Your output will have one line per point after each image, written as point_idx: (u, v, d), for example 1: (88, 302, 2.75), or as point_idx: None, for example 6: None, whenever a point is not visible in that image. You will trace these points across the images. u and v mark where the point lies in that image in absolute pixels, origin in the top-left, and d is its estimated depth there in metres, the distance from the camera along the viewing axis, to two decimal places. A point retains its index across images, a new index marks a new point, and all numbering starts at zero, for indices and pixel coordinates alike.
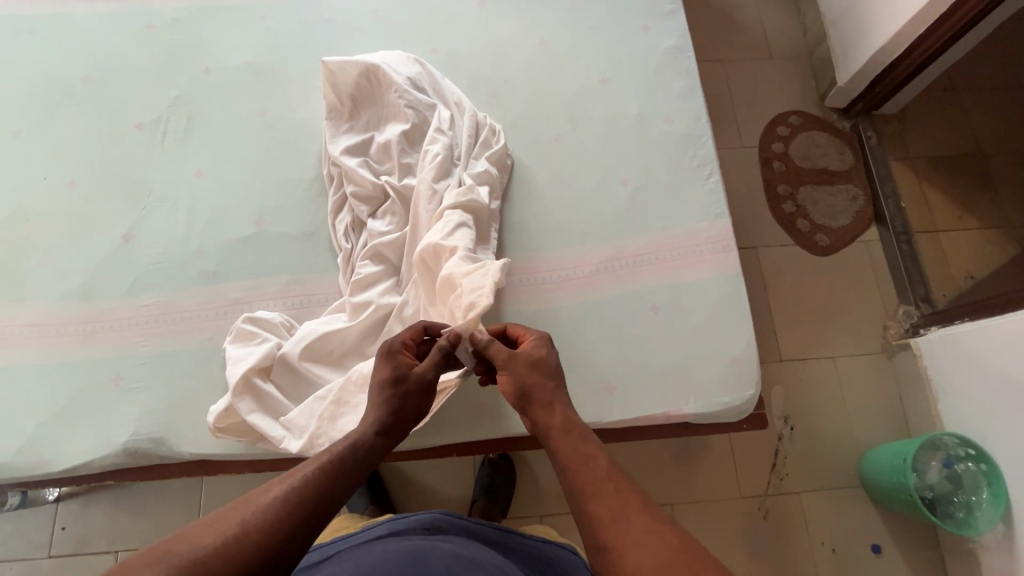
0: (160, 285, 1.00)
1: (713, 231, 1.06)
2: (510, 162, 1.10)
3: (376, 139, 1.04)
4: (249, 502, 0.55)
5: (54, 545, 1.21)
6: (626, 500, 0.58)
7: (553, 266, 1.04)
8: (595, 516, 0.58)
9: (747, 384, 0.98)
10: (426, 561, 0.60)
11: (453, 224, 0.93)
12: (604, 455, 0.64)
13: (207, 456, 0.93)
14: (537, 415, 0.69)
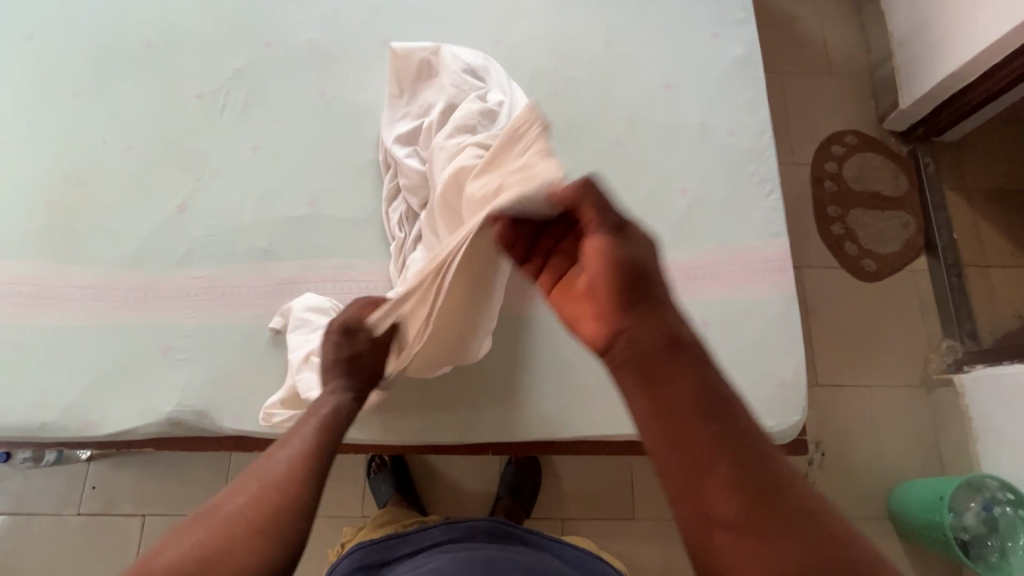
0: (212, 258, 1.00)
1: (771, 250, 1.04)
2: None
3: (425, 125, 0.99)
4: (223, 503, 0.57)
5: (84, 504, 1.23)
6: (745, 467, 0.51)
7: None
8: (704, 483, 0.51)
9: (794, 409, 0.96)
10: (498, 562, 0.68)
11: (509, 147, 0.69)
12: (724, 399, 0.55)
13: (248, 433, 0.93)
14: (647, 323, 0.57)
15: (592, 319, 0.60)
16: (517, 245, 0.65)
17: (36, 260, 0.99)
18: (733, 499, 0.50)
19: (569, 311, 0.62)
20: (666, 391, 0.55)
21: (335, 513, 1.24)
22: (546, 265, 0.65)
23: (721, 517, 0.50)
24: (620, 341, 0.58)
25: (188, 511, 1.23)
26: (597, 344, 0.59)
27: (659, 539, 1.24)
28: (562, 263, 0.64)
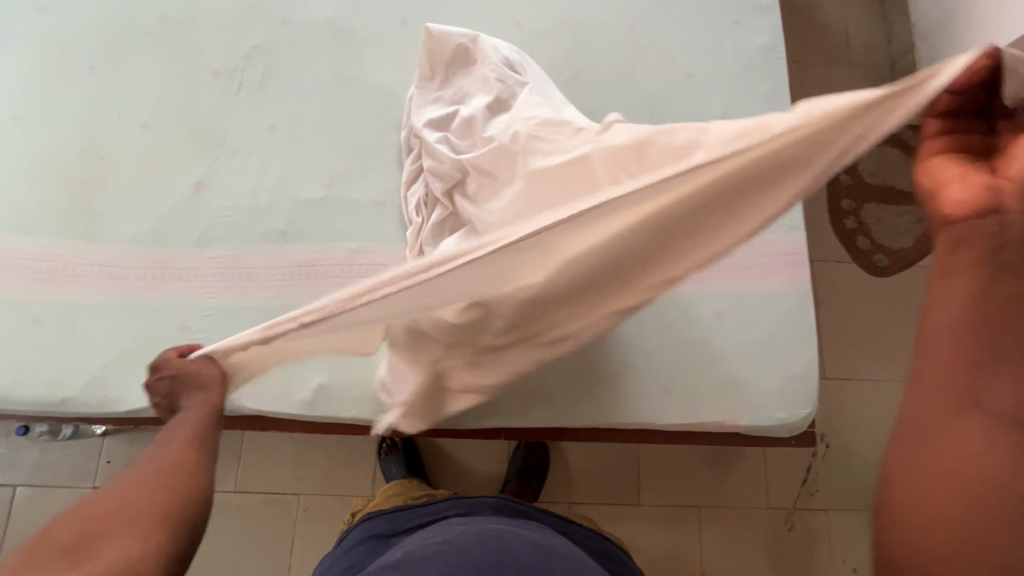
0: (228, 239, 1.00)
1: (788, 244, 1.04)
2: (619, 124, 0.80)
3: (461, 114, 0.97)
4: (94, 505, 0.53)
5: (99, 477, 1.25)
6: (1000, 391, 0.40)
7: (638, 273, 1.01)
8: (958, 384, 0.40)
9: (804, 402, 0.97)
10: (510, 542, 0.68)
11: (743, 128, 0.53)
12: None
13: (265, 412, 0.94)
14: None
15: (981, 183, 0.44)
16: (930, 102, 0.47)
17: (53, 236, 0.99)
18: (1020, 399, 0.40)
19: (936, 172, 0.46)
20: (1017, 282, 0.41)
21: (346, 492, 1.26)
22: (931, 120, 0.47)
23: (998, 418, 0.39)
24: (1012, 219, 0.42)
25: None
26: (970, 205, 0.43)
27: (663, 524, 1.27)
28: (978, 133, 0.46)
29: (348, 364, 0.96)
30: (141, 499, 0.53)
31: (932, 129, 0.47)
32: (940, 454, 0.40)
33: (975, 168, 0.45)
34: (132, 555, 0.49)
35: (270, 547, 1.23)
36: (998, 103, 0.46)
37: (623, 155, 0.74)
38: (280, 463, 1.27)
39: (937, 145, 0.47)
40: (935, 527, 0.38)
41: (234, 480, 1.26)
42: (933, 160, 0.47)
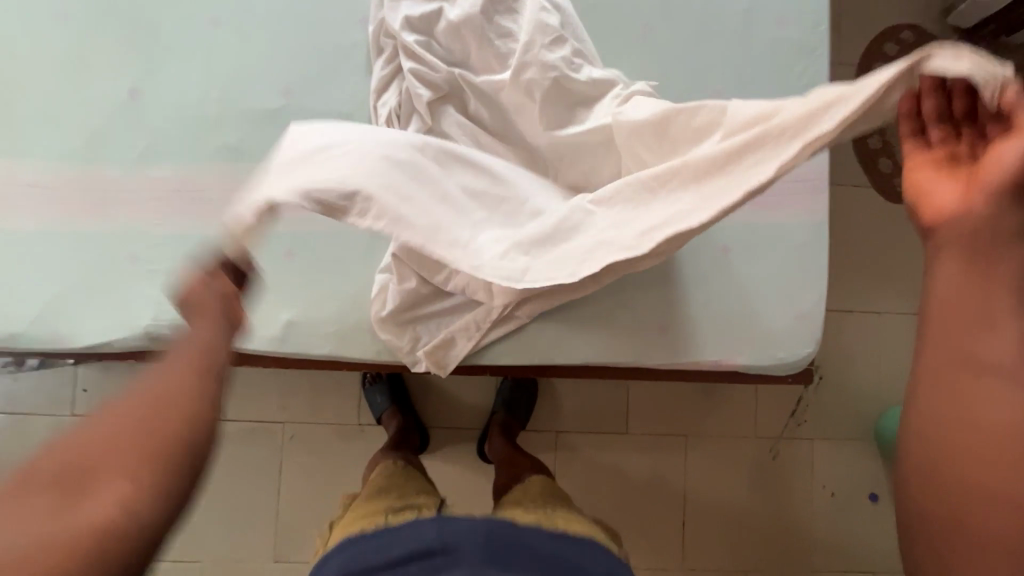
0: (174, 157, 0.88)
1: (808, 168, 0.92)
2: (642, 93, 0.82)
3: (446, 14, 0.84)
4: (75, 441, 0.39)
5: (77, 405, 1.24)
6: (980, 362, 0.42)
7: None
8: (948, 361, 0.43)
9: (805, 341, 0.91)
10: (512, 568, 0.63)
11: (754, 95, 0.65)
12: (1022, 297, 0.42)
13: (232, 349, 0.88)
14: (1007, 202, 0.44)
15: (952, 189, 0.47)
16: (915, 114, 0.52)
17: None
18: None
19: (920, 170, 0.49)
20: (988, 259, 0.44)
21: (331, 421, 1.25)
22: (931, 126, 0.51)
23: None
24: (977, 215, 0.45)
25: None
26: (937, 213, 0.47)
27: (649, 452, 1.27)
28: (966, 138, 0.49)
29: (319, 299, 0.88)
30: (142, 430, 0.40)
31: (931, 136, 0.50)
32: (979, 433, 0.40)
33: (952, 173, 0.48)
34: (121, 507, 0.38)
35: (258, 471, 1.24)
36: (987, 109, 0.49)
37: (643, 131, 0.74)
38: (262, 393, 1.24)
39: (933, 148, 0.50)
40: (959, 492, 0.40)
41: (216, 409, 1.24)
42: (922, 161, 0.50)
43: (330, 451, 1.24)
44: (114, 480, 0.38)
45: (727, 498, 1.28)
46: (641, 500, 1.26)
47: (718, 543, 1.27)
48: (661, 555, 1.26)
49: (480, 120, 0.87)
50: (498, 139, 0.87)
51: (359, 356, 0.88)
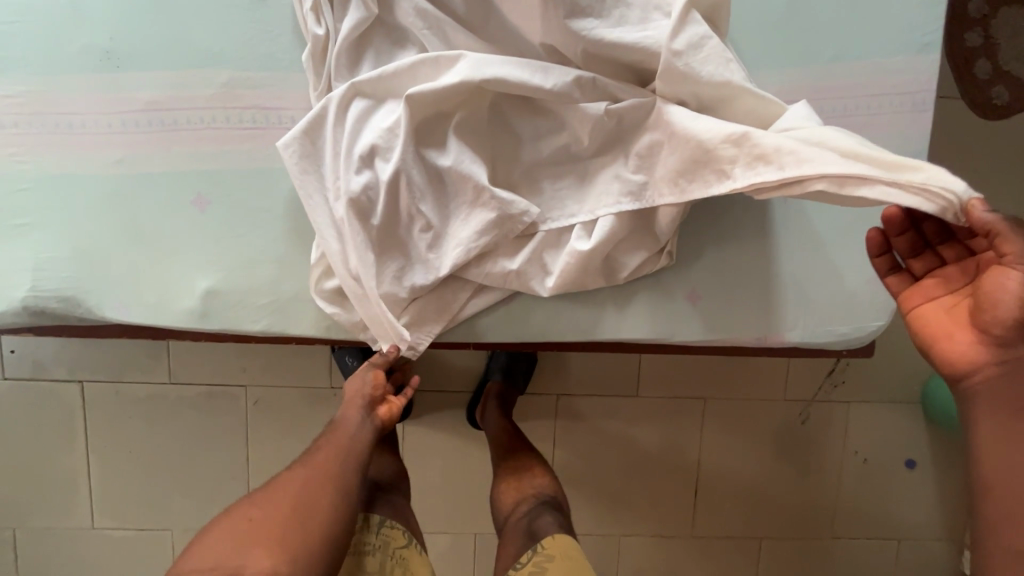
0: (31, 65, 0.64)
1: (904, 76, 0.67)
2: (706, 32, 0.57)
3: None
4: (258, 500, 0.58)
5: (8, 368, 1.07)
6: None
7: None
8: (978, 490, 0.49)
9: (879, 312, 0.70)
10: None
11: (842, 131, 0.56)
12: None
13: (140, 325, 0.68)
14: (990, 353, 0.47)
15: (970, 340, 0.47)
16: (882, 250, 0.54)
17: None
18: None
19: (935, 319, 0.50)
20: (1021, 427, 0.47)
21: (299, 385, 1.09)
22: (911, 260, 0.53)
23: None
24: (996, 367, 0.47)
25: (130, 377, 1.08)
26: (962, 366, 0.48)
27: (661, 416, 1.12)
28: (952, 259, 0.51)
29: (245, 260, 0.67)
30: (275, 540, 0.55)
31: (912, 268, 0.53)
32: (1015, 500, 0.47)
33: (974, 325, 0.47)
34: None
35: (222, 438, 1.10)
36: (960, 227, 0.51)
37: (697, 94, 0.59)
38: (217, 352, 1.08)
39: (922, 278, 0.52)
40: (1012, 538, 0.47)
41: (169, 371, 1.08)
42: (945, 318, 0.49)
43: (301, 417, 1.10)
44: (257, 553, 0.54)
45: (746, 466, 1.15)
46: (649, 468, 1.14)
47: (732, 511, 1.16)
48: (669, 521, 1.16)
49: (448, 7, 0.61)
50: (471, 33, 0.61)
51: (300, 332, 0.68)
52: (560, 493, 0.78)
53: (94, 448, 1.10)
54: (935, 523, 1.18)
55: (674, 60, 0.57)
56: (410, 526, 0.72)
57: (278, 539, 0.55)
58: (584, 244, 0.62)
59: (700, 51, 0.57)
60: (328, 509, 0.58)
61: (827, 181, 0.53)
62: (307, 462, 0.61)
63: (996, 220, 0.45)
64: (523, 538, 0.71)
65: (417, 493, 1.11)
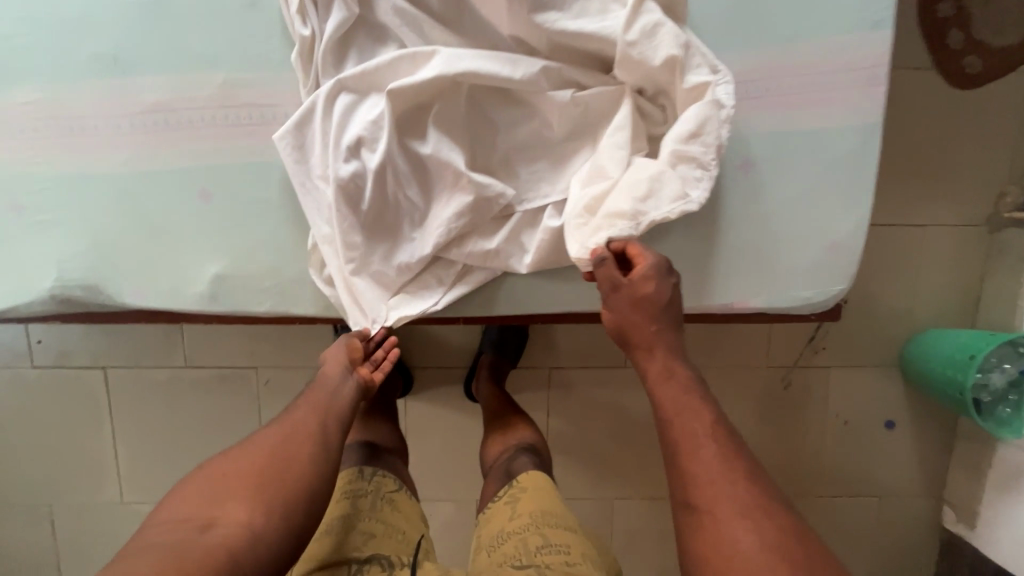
0: (44, 73, 0.70)
1: (858, 53, 0.71)
2: (661, 21, 0.63)
3: None
4: (234, 458, 0.60)
5: (36, 357, 1.14)
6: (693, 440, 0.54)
7: (646, 104, 0.68)
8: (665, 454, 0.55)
9: (839, 277, 0.74)
10: None
11: (674, 189, 0.64)
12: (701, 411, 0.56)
13: (155, 309, 0.75)
14: (642, 347, 0.60)
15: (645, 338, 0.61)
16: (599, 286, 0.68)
17: None
18: (694, 411, 0.56)
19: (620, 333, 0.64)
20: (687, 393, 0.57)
21: (306, 365, 1.16)
22: None
23: (691, 428, 0.54)
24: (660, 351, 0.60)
25: (149, 362, 1.15)
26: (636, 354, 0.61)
27: None
28: None
29: (249, 246, 0.73)
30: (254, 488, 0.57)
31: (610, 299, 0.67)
32: (686, 458, 0.53)
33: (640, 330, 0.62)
34: (231, 539, 0.53)
35: (237, 417, 1.18)
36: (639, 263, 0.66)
37: (652, 76, 0.65)
38: (227, 338, 1.15)
39: None
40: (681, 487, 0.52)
41: (184, 356, 1.15)
42: (628, 312, 0.60)
43: None
44: (235, 503, 0.55)
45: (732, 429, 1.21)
46: (638, 434, 1.20)
47: None
48: (659, 484, 1.22)
49: (424, 5, 0.66)
50: (445, 28, 0.66)
51: (301, 312, 0.74)
52: (541, 443, 0.84)
53: (119, 429, 1.18)
54: (915, 480, 1.24)
55: (629, 49, 0.63)
56: (401, 478, 0.79)
57: (257, 488, 0.57)
58: (556, 224, 0.68)
59: (654, 39, 0.63)
60: (307, 460, 0.60)
61: (632, 208, 0.63)
62: (284, 420, 0.64)
63: (637, 251, 0.62)
64: (502, 477, 0.76)
65: (420, 464, 1.18)
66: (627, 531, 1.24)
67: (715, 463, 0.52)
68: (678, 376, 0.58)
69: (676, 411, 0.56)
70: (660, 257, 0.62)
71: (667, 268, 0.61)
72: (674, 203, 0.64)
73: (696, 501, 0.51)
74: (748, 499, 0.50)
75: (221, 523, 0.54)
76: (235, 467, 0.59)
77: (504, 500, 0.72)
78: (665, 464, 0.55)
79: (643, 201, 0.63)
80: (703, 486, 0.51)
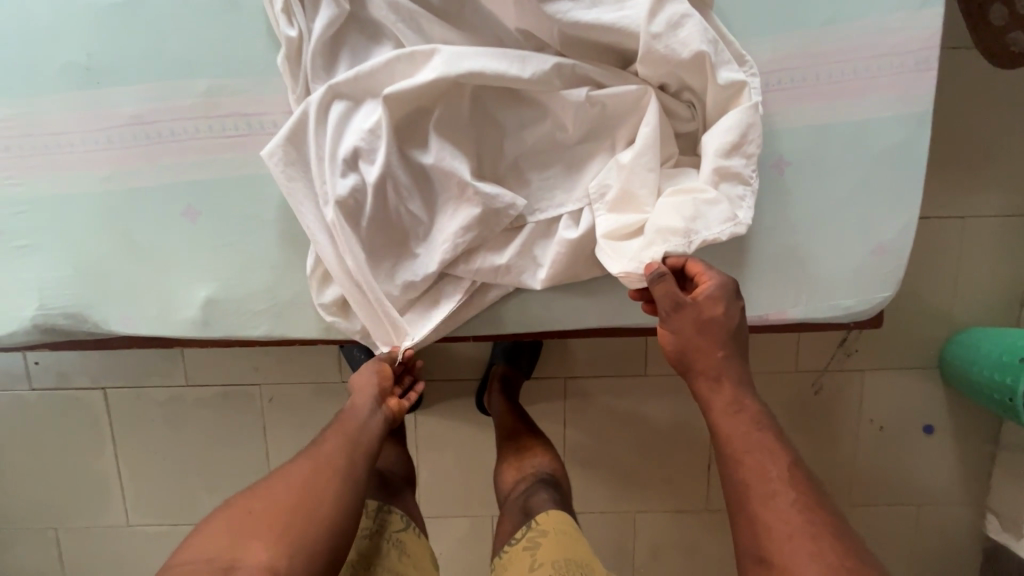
0: (15, 88, 0.65)
1: (905, 34, 0.64)
2: (689, 11, 0.56)
3: None
4: (260, 492, 0.56)
5: (35, 379, 1.11)
6: (769, 484, 0.50)
7: (669, 103, 0.62)
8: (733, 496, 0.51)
9: (886, 284, 0.68)
10: None
11: (723, 208, 0.58)
12: (774, 450, 0.51)
13: (146, 336, 0.70)
14: (704, 377, 0.55)
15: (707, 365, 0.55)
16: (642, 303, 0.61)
17: None
18: (766, 451, 0.51)
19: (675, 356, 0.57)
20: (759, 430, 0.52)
21: (312, 381, 1.12)
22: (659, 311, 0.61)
23: (767, 472, 0.50)
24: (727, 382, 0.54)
25: (150, 381, 1.11)
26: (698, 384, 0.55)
27: (670, 394, 1.12)
28: None
29: (241, 267, 0.68)
30: (274, 533, 0.52)
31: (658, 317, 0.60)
32: (761, 505, 0.49)
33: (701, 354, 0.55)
34: None
35: (243, 437, 1.14)
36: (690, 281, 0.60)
37: (678, 71, 0.58)
38: (230, 356, 1.11)
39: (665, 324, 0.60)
40: (752, 535, 0.48)
41: (186, 374, 1.11)
42: (692, 336, 0.54)
43: (316, 412, 1.13)
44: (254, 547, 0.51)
45: None
46: (661, 445, 1.14)
47: None
48: (684, 496, 1.17)
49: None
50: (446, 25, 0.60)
51: (300, 335, 0.69)
52: (561, 473, 0.79)
53: (123, 450, 1.14)
54: (956, 487, 1.17)
55: (653, 43, 0.56)
56: (409, 513, 0.73)
57: (280, 533, 0.53)
58: (572, 235, 0.62)
59: (680, 31, 0.56)
60: (333, 501, 0.56)
61: (681, 225, 0.57)
62: (314, 451, 0.59)
63: (702, 267, 0.56)
64: (518, 515, 0.71)
65: (432, 481, 1.14)
66: (651, 546, 1.19)
67: (794, 515, 0.48)
68: (747, 411, 0.53)
69: (746, 451, 0.51)
70: (726, 276, 0.56)
71: (734, 290, 0.55)
72: (724, 224, 0.58)
73: (770, 556, 0.47)
74: (829, 558, 0.46)
75: (241, 566, 0.50)
76: (262, 502, 0.55)
77: (522, 545, 0.67)
78: (731, 508, 0.51)
79: (694, 219, 0.57)
80: (779, 540, 0.47)
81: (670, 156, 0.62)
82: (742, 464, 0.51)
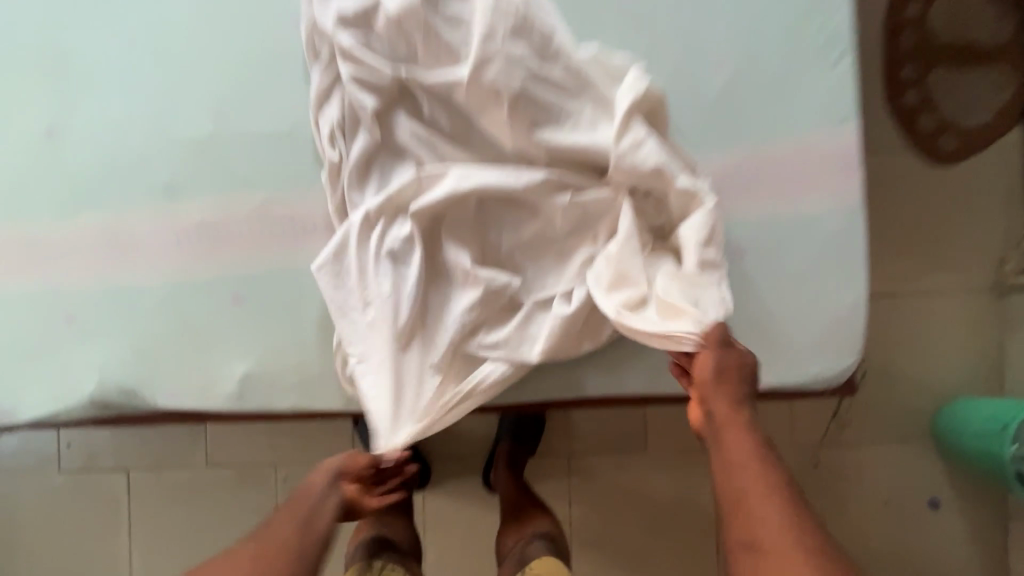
0: (109, 201, 0.80)
1: (833, 143, 0.78)
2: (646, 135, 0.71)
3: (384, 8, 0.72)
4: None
5: (65, 460, 1.17)
6: (766, 495, 0.57)
7: (639, 202, 0.74)
8: (730, 505, 0.58)
9: (848, 351, 0.76)
10: None
11: (714, 293, 0.68)
12: (770, 463, 0.59)
13: (187, 409, 0.79)
14: (716, 402, 0.62)
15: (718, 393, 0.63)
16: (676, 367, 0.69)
17: None
18: (762, 465, 0.58)
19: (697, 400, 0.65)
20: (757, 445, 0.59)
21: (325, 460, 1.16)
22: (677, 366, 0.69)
23: (764, 485, 0.57)
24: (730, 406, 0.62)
25: (170, 463, 1.17)
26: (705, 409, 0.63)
27: (672, 469, 1.15)
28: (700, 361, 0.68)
29: (279, 344, 0.78)
30: None
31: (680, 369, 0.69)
32: (755, 517, 0.56)
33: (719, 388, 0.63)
34: None
35: (256, 517, 1.17)
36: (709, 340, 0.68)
37: (643, 178, 0.71)
38: (250, 436, 1.17)
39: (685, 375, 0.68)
40: (747, 537, 0.56)
41: (206, 455, 1.17)
42: (716, 377, 0.63)
43: None
44: None
45: None
46: (667, 523, 1.15)
47: None
48: None
49: (437, 125, 0.75)
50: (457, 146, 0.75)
51: (329, 405, 0.78)
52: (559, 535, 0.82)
53: (136, 534, 1.17)
54: (975, 565, 1.14)
55: (621, 158, 0.70)
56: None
57: None
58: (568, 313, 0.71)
59: (640, 150, 0.70)
60: None
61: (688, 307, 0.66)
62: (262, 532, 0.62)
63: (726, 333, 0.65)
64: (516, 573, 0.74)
65: (439, 565, 1.13)
66: None
67: (784, 521, 0.55)
68: (749, 430, 0.60)
69: (746, 462, 0.58)
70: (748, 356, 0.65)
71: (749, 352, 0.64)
72: (716, 306, 0.68)
73: (763, 554, 0.54)
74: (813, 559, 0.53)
75: None
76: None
77: None
78: (729, 513, 0.58)
79: (695, 302, 0.67)
80: (771, 542, 0.54)
81: (646, 245, 0.74)
82: (740, 473, 0.58)
